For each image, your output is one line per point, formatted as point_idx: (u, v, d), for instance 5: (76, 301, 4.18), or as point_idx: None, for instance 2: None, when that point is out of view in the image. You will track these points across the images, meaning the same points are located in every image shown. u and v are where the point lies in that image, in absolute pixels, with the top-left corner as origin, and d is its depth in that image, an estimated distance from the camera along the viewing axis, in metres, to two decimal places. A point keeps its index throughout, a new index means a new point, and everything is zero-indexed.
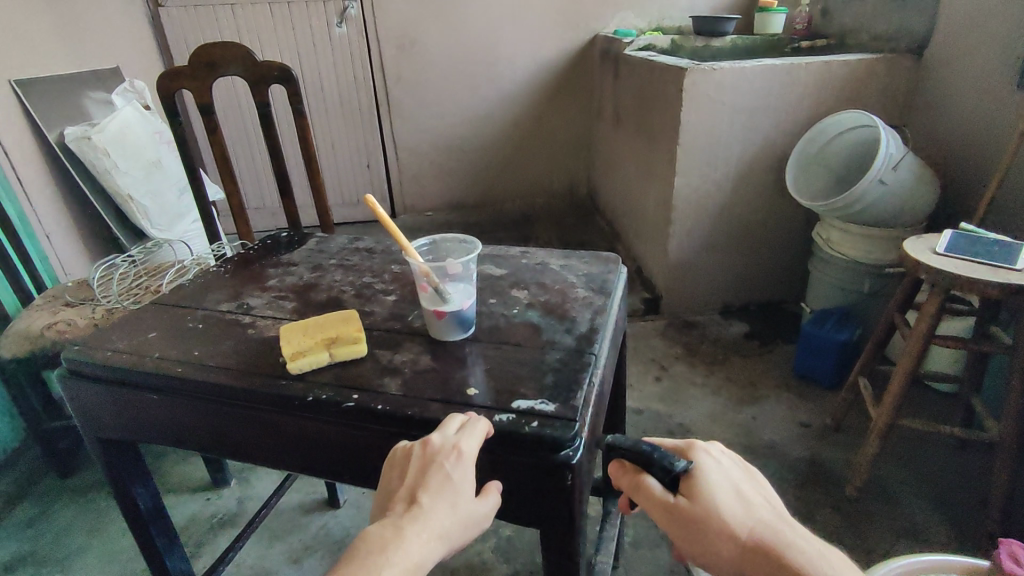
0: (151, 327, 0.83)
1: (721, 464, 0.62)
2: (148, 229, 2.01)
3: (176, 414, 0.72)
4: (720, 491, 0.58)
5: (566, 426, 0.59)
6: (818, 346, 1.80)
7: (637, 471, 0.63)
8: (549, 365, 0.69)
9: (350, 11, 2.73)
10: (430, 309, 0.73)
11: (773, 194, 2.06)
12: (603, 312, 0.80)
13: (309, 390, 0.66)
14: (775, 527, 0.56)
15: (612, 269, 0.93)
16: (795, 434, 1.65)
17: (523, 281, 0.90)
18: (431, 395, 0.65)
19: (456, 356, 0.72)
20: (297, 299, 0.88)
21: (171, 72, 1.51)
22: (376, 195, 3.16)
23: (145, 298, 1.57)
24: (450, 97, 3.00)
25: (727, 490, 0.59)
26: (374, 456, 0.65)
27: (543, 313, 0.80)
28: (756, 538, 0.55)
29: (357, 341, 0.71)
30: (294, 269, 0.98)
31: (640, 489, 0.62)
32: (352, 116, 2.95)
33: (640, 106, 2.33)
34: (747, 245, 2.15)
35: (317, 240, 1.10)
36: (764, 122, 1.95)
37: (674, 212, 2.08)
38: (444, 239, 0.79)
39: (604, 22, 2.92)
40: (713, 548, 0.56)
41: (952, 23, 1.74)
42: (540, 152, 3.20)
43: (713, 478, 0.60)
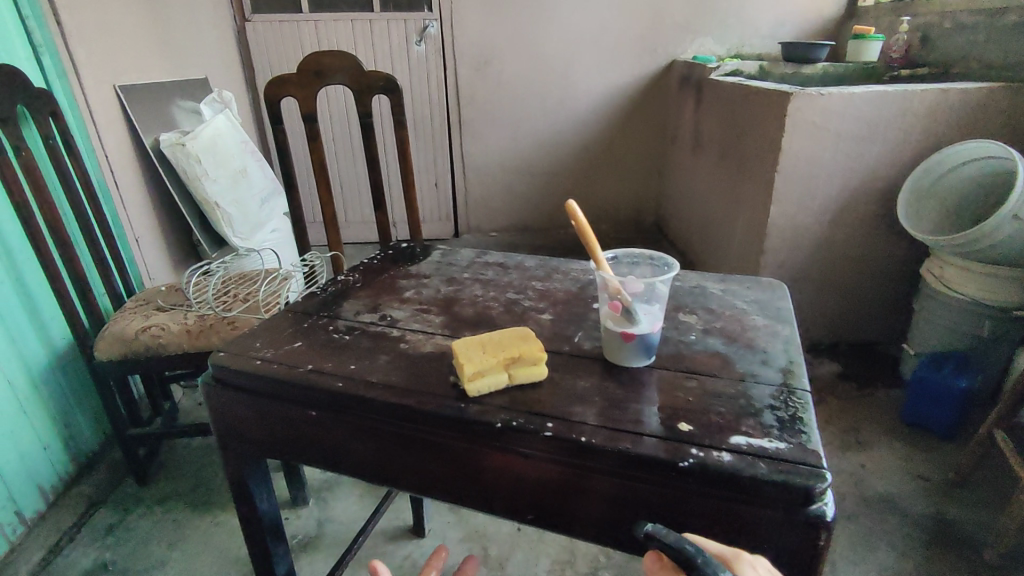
0: (295, 335, 0.77)
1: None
2: (231, 236, 2.00)
3: (338, 431, 0.66)
4: None
5: (815, 473, 0.51)
6: (932, 393, 1.66)
7: (676, 569, 0.44)
8: (759, 400, 0.61)
9: (430, 30, 2.74)
10: (616, 331, 0.66)
11: (876, 227, 1.95)
12: (795, 343, 0.71)
13: (495, 416, 0.60)
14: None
15: (781, 296, 0.85)
16: (914, 488, 1.51)
17: (686, 305, 0.82)
18: (636, 425, 0.58)
19: (644, 385, 0.65)
20: (443, 314, 0.82)
21: (279, 79, 1.49)
22: (441, 215, 3.14)
23: (236, 306, 1.53)
24: (522, 119, 2.98)
25: None
26: (568, 493, 0.58)
27: (726, 341, 0.73)
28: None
29: (538, 362, 0.64)
30: (428, 282, 0.93)
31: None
32: (424, 134, 2.95)
33: (729, 132, 2.25)
34: (844, 280, 2.03)
35: (442, 252, 1.04)
36: (872, 151, 1.85)
37: (767, 242, 1.98)
38: (629, 255, 0.72)
39: (682, 48, 2.87)
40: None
41: None
42: (609, 177, 3.14)
43: None
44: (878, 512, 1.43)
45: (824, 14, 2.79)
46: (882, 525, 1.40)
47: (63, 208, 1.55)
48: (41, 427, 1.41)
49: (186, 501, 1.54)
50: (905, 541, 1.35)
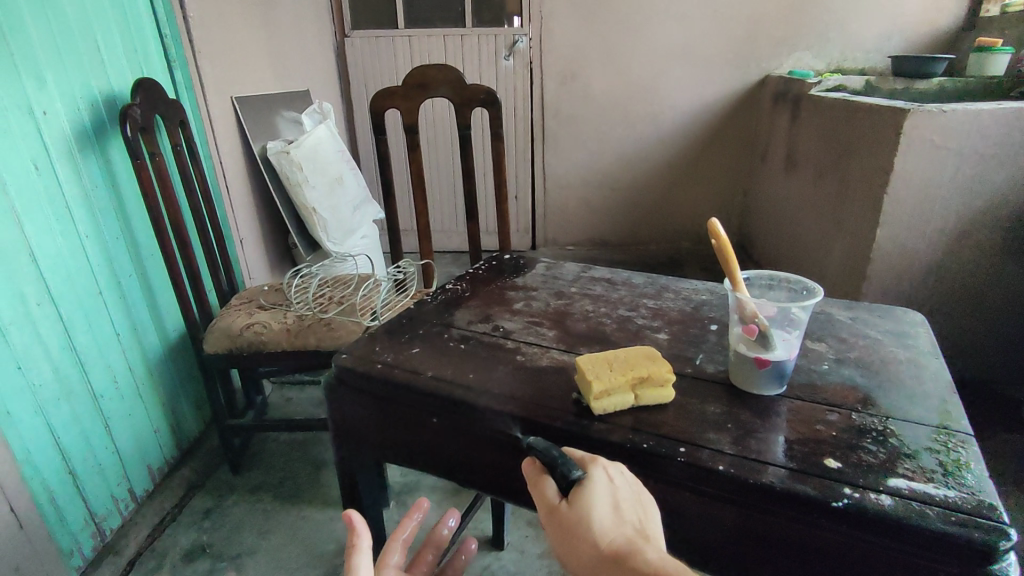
0: (413, 341, 0.78)
1: (620, 483, 0.51)
2: (325, 241, 2.08)
3: (458, 439, 0.67)
4: (599, 501, 0.49)
5: (995, 528, 0.46)
6: None
7: (542, 472, 0.53)
8: (915, 441, 0.56)
9: (519, 45, 2.78)
10: (750, 356, 0.63)
11: (998, 256, 1.79)
12: (945, 381, 0.66)
13: (624, 435, 0.58)
14: (647, 549, 0.45)
15: (919, 328, 0.78)
16: None
17: (814, 332, 0.77)
18: (775, 456, 0.54)
19: (779, 415, 0.61)
20: (555, 327, 0.81)
21: (385, 91, 1.55)
22: (520, 227, 3.16)
23: (331, 308, 1.59)
24: (606, 133, 2.96)
25: (604, 503, 0.49)
26: (700, 523, 0.56)
27: (865, 374, 0.67)
28: (617, 547, 0.46)
29: (666, 384, 0.62)
30: (535, 294, 0.92)
31: (536, 493, 0.53)
32: (508, 147, 2.98)
33: (830, 150, 2.14)
34: (958, 313, 1.88)
35: (546, 265, 1.04)
36: (998, 172, 1.71)
37: (872, 267, 1.86)
38: (760, 277, 0.69)
39: (778, 62, 2.77)
40: (579, 555, 0.48)
41: None
42: (693, 195, 3.06)
43: (602, 495, 0.49)
44: None
45: (937, 27, 2.63)
46: None
47: (183, 210, 1.67)
48: (153, 412, 1.50)
49: (276, 492, 1.61)
50: None
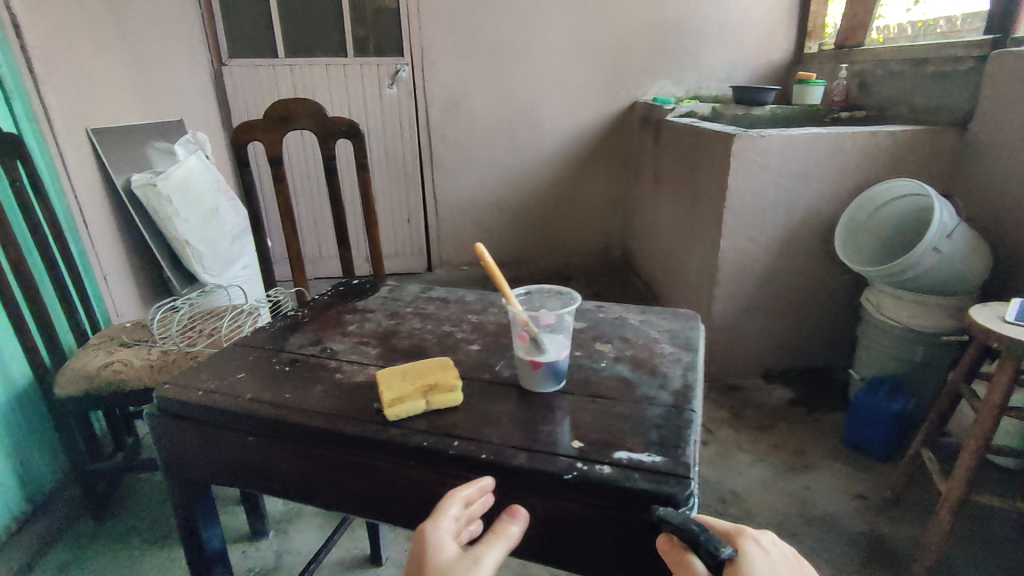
0: (240, 367, 0.83)
1: (772, 558, 0.52)
2: (201, 273, 2.05)
3: (272, 454, 0.72)
4: None
5: (681, 482, 0.58)
6: (872, 416, 1.74)
7: (684, 548, 0.53)
8: (649, 420, 0.68)
9: (401, 74, 2.87)
10: (526, 359, 0.73)
11: (820, 259, 2.06)
12: (693, 369, 0.79)
13: (410, 436, 0.66)
14: None
15: (693, 326, 0.92)
16: (852, 507, 1.58)
17: (605, 334, 0.89)
18: (532, 443, 0.65)
19: (550, 409, 0.72)
20: (380, 346, 0.89)
21: (247, 124, 1.58)
22: (414, 249, 3.22)
23: (200, 341, 1.57)
24: (491, 157, 3.10)
25: None
26: (476, 507, 0.64)
27: (633, 368, 0.80)
28: None
29: (453, 389, 0.71)
30: (371, 316, 0.99)
31: (680, 570, 0.52)
32: (397, 172, 3.05)
33: (683, 170, 2.37)
34: (792, 310, 2.13)
35: (389, 288, 1.12)
36: (811, 187, 1.97)
37: (719, 274, 2.08)
38: (538, 289, 0.79)
39: (643, 90, 3.03)
40: None
41: (997, 97, 1.78)
42: (577, 212, 3.25)
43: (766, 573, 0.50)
44: (818, 532, 1.50)
45: (774, 59, 2.98)
46: (821, 544, 1.46)
47: (31, 248, 1.60)
48: None
49: (145, 536, 1.56)
50: (843, 559, 1.42)
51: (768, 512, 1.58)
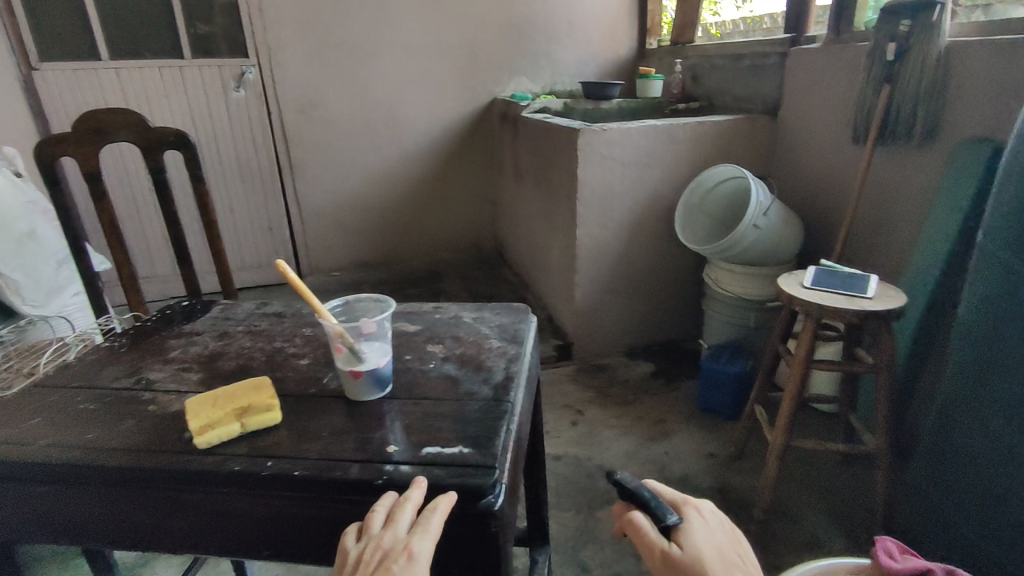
0: (35, 411, 0.76)
1: (710, 526, 0.65)
2: (20, 305, 1.82)
3: (73, 501, 0.67)
4: (699, 539, 0.63)
5: (488, 472, 0.62)
6: (716, 380, 1.93)
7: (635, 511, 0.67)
8: (467, 415, 0.71)
9: (247, 75, 2.71)
10: (346, 369, 0.74)
11: (665, 240, 2.24)
12: (516, 360, 0.83)
13: (222, 461, 0.64)
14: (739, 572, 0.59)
15: (522, 318, 0.96)
16: (703, 464, 1.75)
17: (437, 336, 0.92)
18: (349, 453, 0.66)
19: (374, 417, 0.73)
20: (203, 370, 0.85)
21: (51, 138, 1.42)
22: (279, 259, 3.07)
23: (16, 382, 1.40)
24: (354, 159, 3.02)
25: (707, 543, 0.63)
26: (298, 524, 0.64)
27: (459, 365, 0.83)
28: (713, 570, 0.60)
29: (271, 408, 0.70)
30: (197, 339, 0.94)
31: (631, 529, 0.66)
32: (253, 179, 2.88)
33: (540, 163, 2.46)
34: (646, 290, 2.30)
35: (221, 307, 1.06)
36: (652, 175, 2.13)
37: (578, 262, 2.19)
38: (357, 299, 0.80)
39: (501, 86, 3.10)
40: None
41: (796, 88, 2.03)
42: (447, 208, 3.26)
43: (701, 534, 0.63)
44: None
45: (620, 54, 3.17)
46: None
47: None
48: None
49: None
50: None
51: None
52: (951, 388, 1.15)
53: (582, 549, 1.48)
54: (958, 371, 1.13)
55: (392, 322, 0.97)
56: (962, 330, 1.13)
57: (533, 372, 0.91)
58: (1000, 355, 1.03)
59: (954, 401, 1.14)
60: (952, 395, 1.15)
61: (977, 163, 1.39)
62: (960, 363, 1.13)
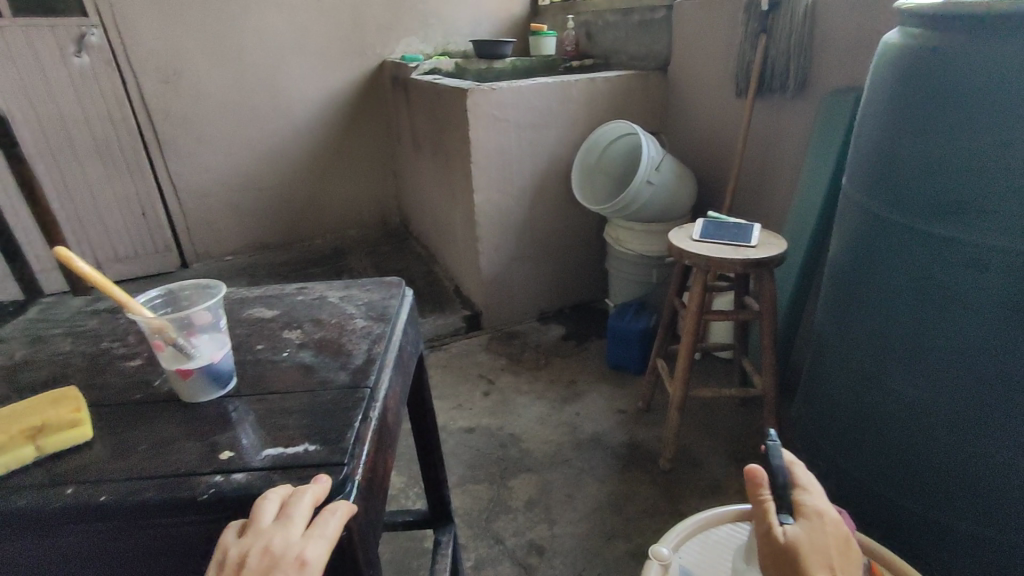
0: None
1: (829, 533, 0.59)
2: None
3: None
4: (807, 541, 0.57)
5: (334, 472, 0.54)
6: (622, 337, 1.95)
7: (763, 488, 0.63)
8: (319, 408, 0.63)
9: (91, 39, 2.38)
10: (172, 369, 0.63)
11: (566, 202, 2.21)
12: (382, 340, 0.75)
13: (5, 497, 0.53)
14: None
15: (395, 293, 0.88)
16: (613, 422, 1.76)
17: (296, 320, 0.82)
18: (171, 467, 0.56)
19: (209, 420, 0.63)
20: (3, 385, 0.71)
21: None
22: (158, 246, 2.79)
23: None
24: (234, 132, 2.77)
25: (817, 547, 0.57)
26: (112, 560, 0.54)
27: (317, 351, 0.74)
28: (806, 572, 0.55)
29: (77, 423, 0.59)
30: (3, 348, 0.80)
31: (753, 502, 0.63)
32: (114, 159, 2.58)
33: (434, 129, 2.35)
34: (551, 253, 2.27)
35: (42, 306, 0.91)
36: (547, 136, 2.08)
37: (479, 229, 2.12)
38: (183, 287, 0.69)
39: (390, 48, 2.92)
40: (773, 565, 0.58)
41: (682, 42, 2.03)
42: (345, 182, 3.08)
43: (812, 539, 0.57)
44: (585, 451, 1.65)
45: (514, 12, 3.07)
46: (588, 462, 1.61)
47: None
48: None
49: None
50: (606, 471, 1.57)
51: (544, 446, 1.69)
52: (825, 329, 1.21)
53: (495, 521, 1.45)
54: (830, 312, 1.18)
55: (246, 309, 0.86)
56: (832, 273, 1.18)
57: (407, 351, 0.83)
58: (866, 293, 1.07)
59: (827, 341, 1.20)
60: (825, 336, 1.21)
61: (845, 108, 1.43)
62: (831, 305, 1.18)
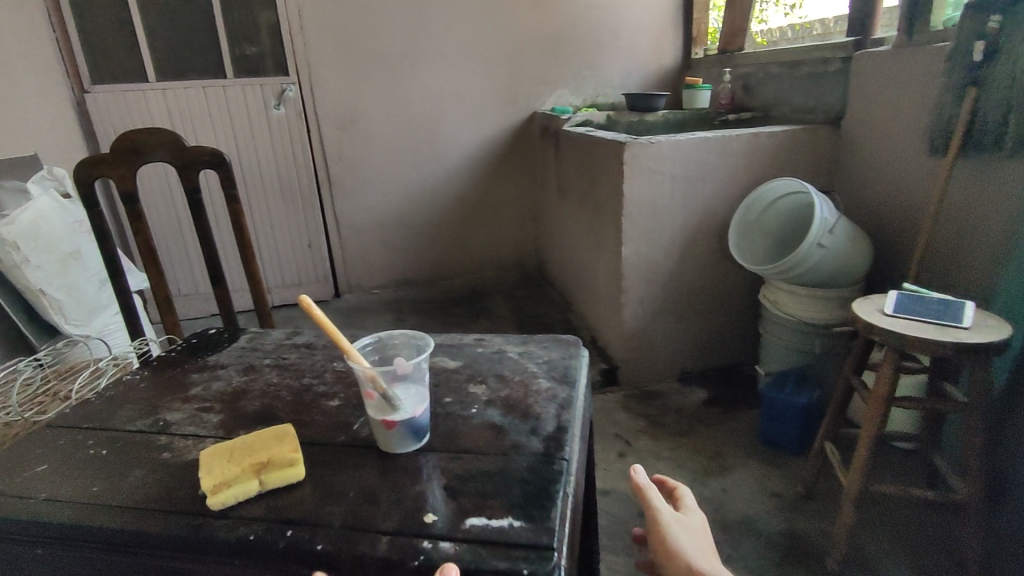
0: (42, 456, 0.71)
1: None
2: (63, 325, 1.81)
3: (69, 565, 0.60)
4: None
5: (542, 556, 0.52)
6: (779, 411, 1.78)
7: None
8: (515, 476, 0.62)
9: (288, 93, 2.71)
10: (377, 419, 0.65)
11: (719, 259, 2.10)
12: (569, 407, 0.73)
13: (235, 528, 0.57)
14: None
15: (573, 353, 0.86)
16: (767, 505, 1.59)
17: (479, 373, 0.82)
18: (376, 520, 0.57)
19: (407, 473, 0.63)
20: (224, 411, 0.78)
21: (91, 159, 1.41)
22: (318, 277, 3.05)
23: (51, 407, 1.36)
24: (394, 176, 2.99)
25: None
26: None
27: (504, 411, 0.73)
28: None
29: (293, 464, 0.62)
30: (221, 374, 0.88)
31: None
32: (293, 197, 2.88)
33: (583, 179, 2.37)
34: (698, 312, 2.16)
35: (250, 336, 1.00)
36: (703, 191, 2.01)
37: (624, 281, 2.08)
38: (392, 337, 0.72)
39: (542, 100, 3.02)
40: None
41: (862, 96, 1.88)
42: (488, 226, 3.19)
43: None
44: (735, 534, 1.50)
45: (666, 65, 3.06)
46: (738, 548, 1.46)
47: None
48: None
49: None
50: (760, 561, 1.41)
51: None
52: None
53: None
54: None
55: (430, 357, 0.88)
56: None
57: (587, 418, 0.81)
58: None
59: None
60: None
61: None
62: None
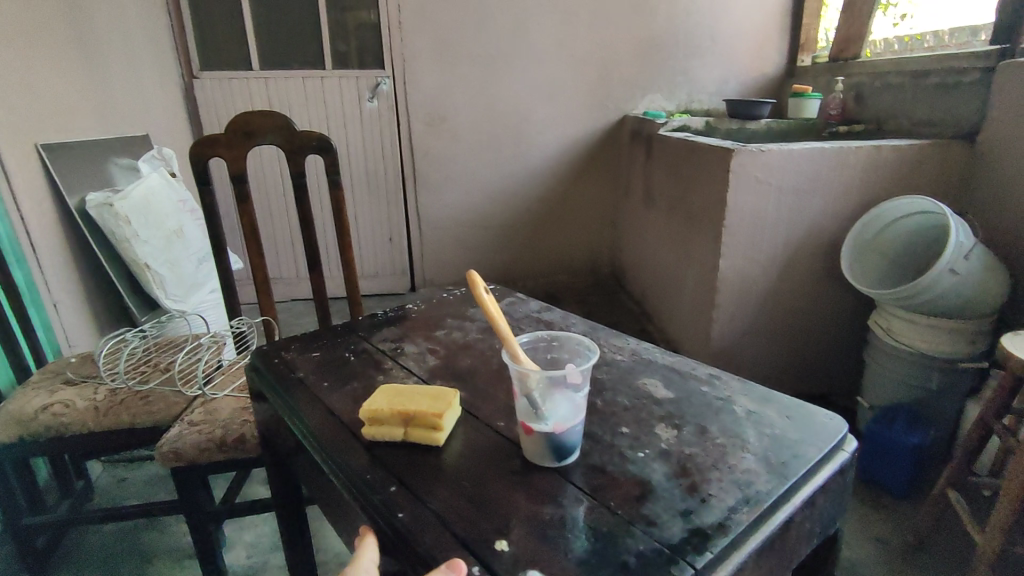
0: (318, 346, 0.97)
1: None
2: (162, 299, 1.86)
3: (290, 434, 0.81)
4: None
5: None
6: (885, 449, 1.62)
7: None
8: (620, 555, 0.53)
9: (382, 87, 2.74)
10: (522, 423, 0.65)
11: (823, 279, 1.95)
12: (753, 505, 0.59)
13: (367, 465, 0.66)
14: None
15: (826, 445, 0.68)
16: (871, 552, 1.44)
17: (682, 419, 0.74)
18: (457, 548, 0.54)
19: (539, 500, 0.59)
20: (442, 359, 0.91)
21: (205, 139, 1.44)
22: (394, 269, 3.07)
23: (154, 376, 1.39)
24: (476, 173, 2.97)
25: None
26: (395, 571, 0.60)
27: (672, 475, 0.64)
28: None
29: (436, 428, 0.68)
30: (466, 326, 1.03)
31: None
32: (377, 189, 2.91)
33: (676, 185, 2.27)
34: (795, 334, 2.02)
35: (512, 301, 1.15)
36: (812, 205, 1.87)
37: (718, 295, 1.96)
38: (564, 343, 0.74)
39: (633, 104, 2.94)
40: None
41: (1005, 111, 1.69)
42: (567, 228, 3.13)
43: None
44: None
45: (766, 73, 2.92)
46: None
47: None
48: None
49: None
50: None
51: None
52: None
53: None
54: None
55: (648, 377, 0.85)
56: None
57: (800, 531, 0.62)
58: None
59: None
60: None
61: None
62: None
